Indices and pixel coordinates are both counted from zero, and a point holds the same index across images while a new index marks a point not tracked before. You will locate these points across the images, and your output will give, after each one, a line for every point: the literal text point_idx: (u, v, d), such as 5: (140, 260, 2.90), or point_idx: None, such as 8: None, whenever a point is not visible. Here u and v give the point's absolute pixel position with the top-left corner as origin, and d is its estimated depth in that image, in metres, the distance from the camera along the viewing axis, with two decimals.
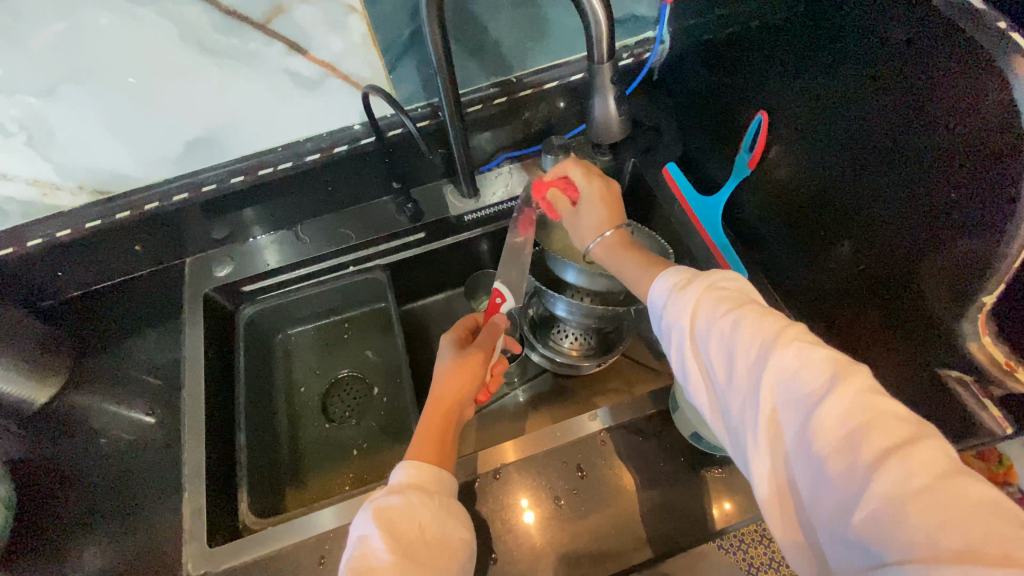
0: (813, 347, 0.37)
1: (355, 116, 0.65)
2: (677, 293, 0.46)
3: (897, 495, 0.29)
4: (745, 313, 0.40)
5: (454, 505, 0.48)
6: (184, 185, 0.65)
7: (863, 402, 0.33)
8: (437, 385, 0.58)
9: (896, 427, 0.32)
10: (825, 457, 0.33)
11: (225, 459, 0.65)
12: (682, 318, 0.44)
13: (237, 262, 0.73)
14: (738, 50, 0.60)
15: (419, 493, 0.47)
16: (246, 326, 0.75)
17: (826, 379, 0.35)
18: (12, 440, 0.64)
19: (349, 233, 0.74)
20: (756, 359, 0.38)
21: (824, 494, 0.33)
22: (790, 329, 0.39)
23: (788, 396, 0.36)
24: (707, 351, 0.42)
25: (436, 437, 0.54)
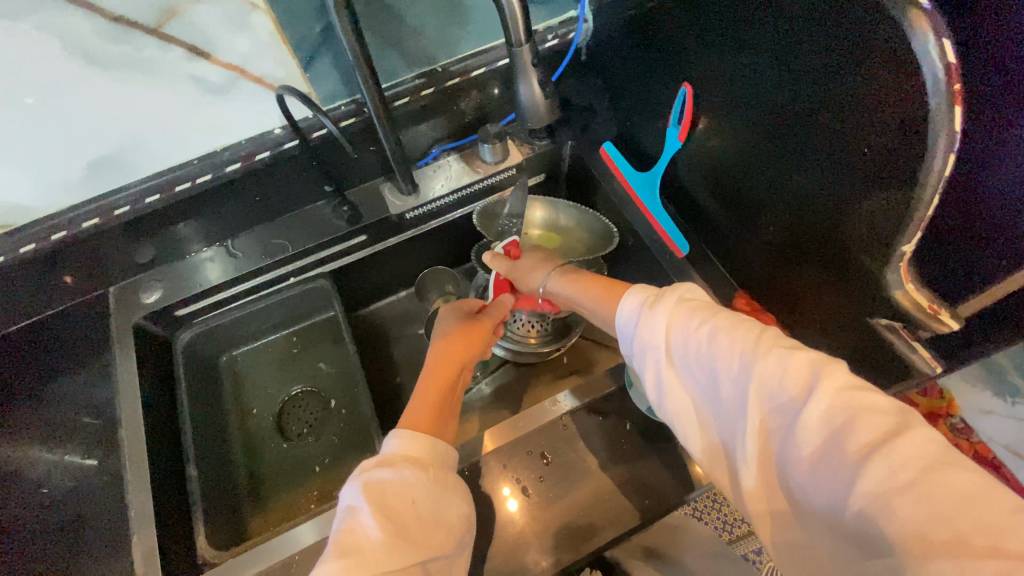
0: (790, 351, 0.37)
1: (275, 120, 0.61)
2: (647, 311, 0.45)
3: (886, 491, 0.30)
4: (719, 323, 0.41)
5: (450, 483, 0.49)
6: (93, 210, 0.59)
7: (845, 400, 0.34)
8: (431, 367, 0.60)
9: (876, 424, 0.33)
10: (816, 462, 0.34)
11: (176, 493, 0.61)
12: (653, 339, 0.43)
13: (168, 285, 0.69)
14: (659, 23, 0.60)
15: (416, 469, 0.47)
16: (185, 352, 0.71)
17: (806, 383, 0.35)
18: None
19: (285, 243, 0.70)
20: (739, 372, 0.38)
21: (818, 494, 0.33)
22: (766, 336, 0.39)
23: (772, 403, 0.37)
24: (687, 369, 0.42)
25: (437, 404, 0.56)
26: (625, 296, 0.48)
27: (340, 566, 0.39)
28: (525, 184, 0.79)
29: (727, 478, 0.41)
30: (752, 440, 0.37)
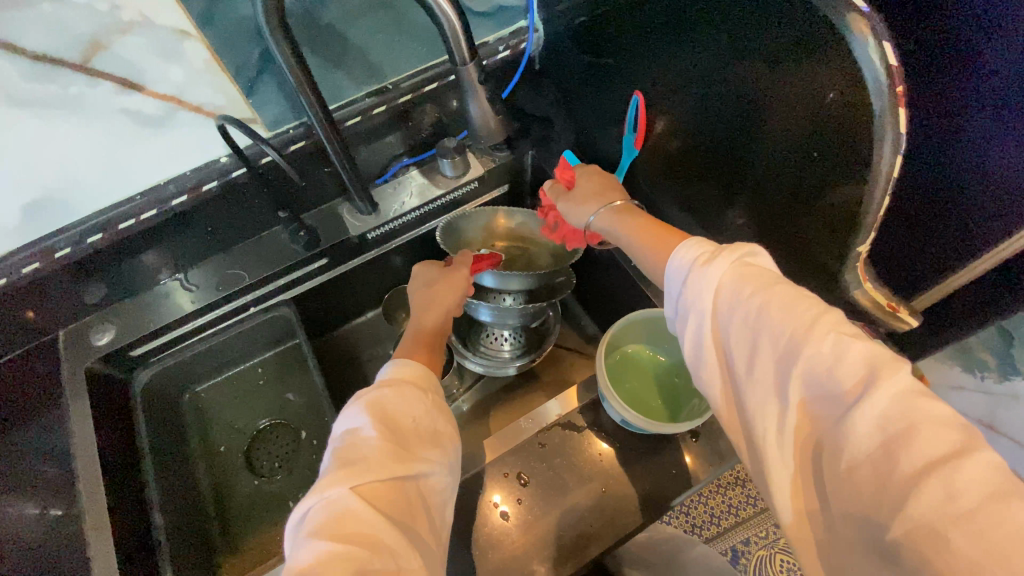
0: (851, 340, 0.33)
1: (219, 148, 0.60)
2: (697, 272, 0.41)
3: (937, 518, 0.27)
4: (775, 295, 0.37)
5: (445, 409, 0.49)
6: (31, 254, 0.56)
7: (906, 406, 0.30)
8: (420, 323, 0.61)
9: (941, 439, 0.29)
10: (864, 463, 0.31)
11: (144, 542, 0.59)
12: (700, 298, 0.40)
13: (119, 324, 0.65)
14: (606, 29, 0.59)
15: (414, 390, 0.47)
16: (144, 393, 0.68)
17: (865, 377, 0.32)
18: None
19: (241, 273, 0.68)
20: (787, 352, 0.35)
21: (856, 498, 0.31)
22: (823, 318, 0.35)
23: (820, 393, 0.33)
24: (729, 340, 0.38)
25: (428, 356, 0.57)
26: (679, 250, 0.44)
27: (341, 473, 0.40)
28: (487, 197, 0.79)
29: (750, 461, 0.39)
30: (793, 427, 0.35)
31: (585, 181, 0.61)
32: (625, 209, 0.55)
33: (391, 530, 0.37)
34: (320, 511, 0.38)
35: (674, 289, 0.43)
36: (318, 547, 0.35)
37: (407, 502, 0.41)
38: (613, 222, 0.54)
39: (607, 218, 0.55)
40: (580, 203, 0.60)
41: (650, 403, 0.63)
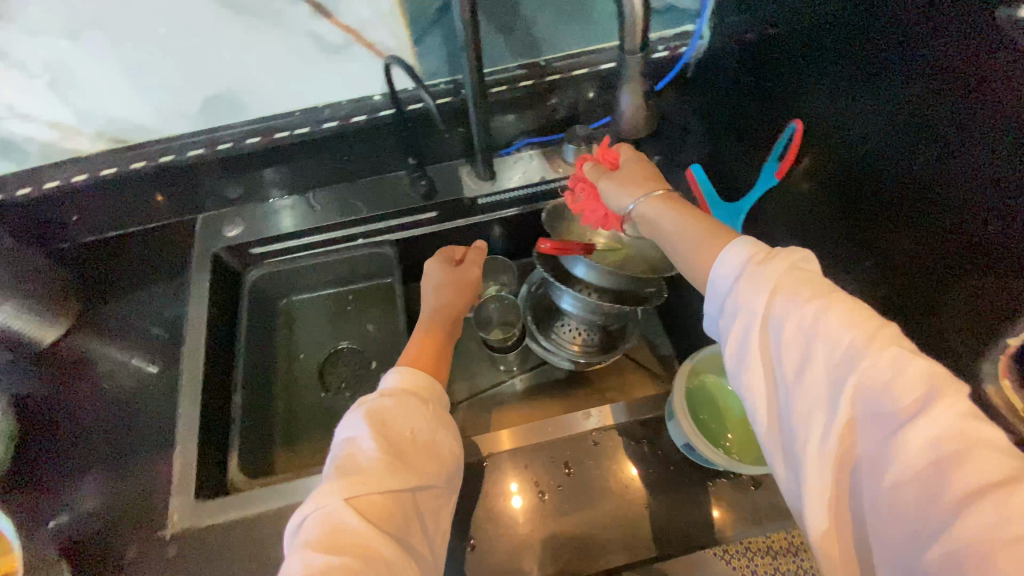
0: (912, 354, 0.30)
1: (376, 87, 0.64)
2: (751, 268, 0.37)
3: (984, 544, 0.25)
4: (835, 303, 0.33)
5: (445, 420, 0.53)
6: (200, 141, 0.65)
7: (964, 427, 0.28)
8: (420, 324, 0.64)
9: (997, 464, 0.27)
10: (913, 484, 0.28)
11: (221, 414, 0.66)
12: (751, 300, 0.36)
13: (247, 223, 0.73)
14: (773, 50, 0.57)
15: (415, 400, 0.52)
16: (252, 289, 0.75)
17: (923, 396, 0.29)
18: (24, 373, 0.67)
19: (360, 205, 0.73)
20: (839, 363, 0.32)
21: (898, 521, 0.29)
22: (883, 328, 0.32)
23: (872, 408, 0.31)
24: (776, 346, 0.35)
25: (432, 364, 0.60)
26: (733, 244, 0.39)
27: (338, 484, 0.42)
28: None
29: (781, 477, 0.36)
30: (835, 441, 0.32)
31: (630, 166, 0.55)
32: (668, 197, 0.49)
33: (384, 539, 0.40)
34: (317, 519, 0.40)
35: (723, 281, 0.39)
36: (312, 559, 0.37)
37: (402, 512, 0.43)
38: (659, 211, 0.49)
39: (647, 207, 0.50)
40: (621, 186, 0.54)
41: (720, 440, 0.60)
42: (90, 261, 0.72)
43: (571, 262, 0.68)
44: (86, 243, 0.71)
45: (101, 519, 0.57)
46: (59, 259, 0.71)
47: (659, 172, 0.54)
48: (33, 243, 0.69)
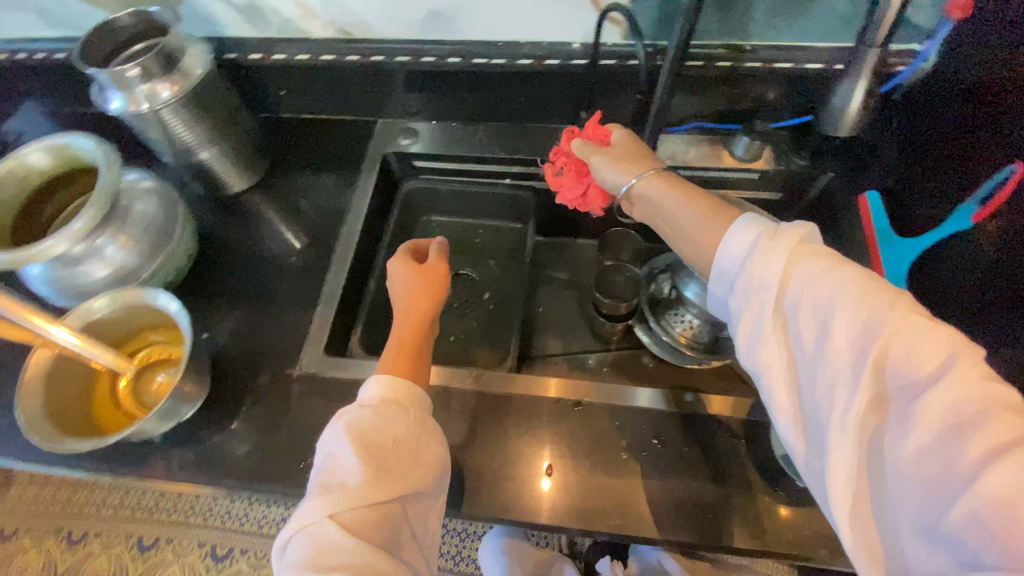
0: (929, 324, 0.33)
1: (580, 35, 0.65)
2: (764, 243, 0.39)
3: (1007, 497, 0.27)
4: (855, 279, 0.35)
5: (428, 421, 0.51)
6: (409, 49, 0.70)
7: (982, 389, 0.30)
8: (407, 300, 0.60)
9: (1017, 423, 0.29)
10: (937, 448, 0.30)
11: (355, 294, 0.74)
12: (768, 275, 0.38)
13: (419, 138, 0.80)
14: (1002, 99, 0.51)
15: (398, 407, 0.49)
16: (404, 197, 0.84)
17: (943, 364, 0.31)
18: (213, 210, 0.78)
19: (519, 149, 0.77)
20: (861, 335, 0.34)
21: (917, 481, 0.31)
22: (900, 300, 0.34)
23: (895, 379, 0.33)
24: (797, 319, 0.37)
25: (419, 356, 0.56)
26: (739, 219, 0.42)
27: (322, 503, 0.42)
28: (758, 194, 0.76)
29: (803, 449, 0.37)
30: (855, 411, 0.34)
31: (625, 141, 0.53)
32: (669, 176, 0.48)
33: (375, 556, 0.40)
34: (309, 537, 0.41)
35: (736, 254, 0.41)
36: None
37: (390, 525, 0.44)
38: (653, 188, 0.48)
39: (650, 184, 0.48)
40: (618, 161, 0.52)
41: None
42: (283, 133, 0.83)
43: None
44: (290, 117, 0.83)
45: (246, 347, 0.67)
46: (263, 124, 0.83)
47: (650, 152, 0.53)
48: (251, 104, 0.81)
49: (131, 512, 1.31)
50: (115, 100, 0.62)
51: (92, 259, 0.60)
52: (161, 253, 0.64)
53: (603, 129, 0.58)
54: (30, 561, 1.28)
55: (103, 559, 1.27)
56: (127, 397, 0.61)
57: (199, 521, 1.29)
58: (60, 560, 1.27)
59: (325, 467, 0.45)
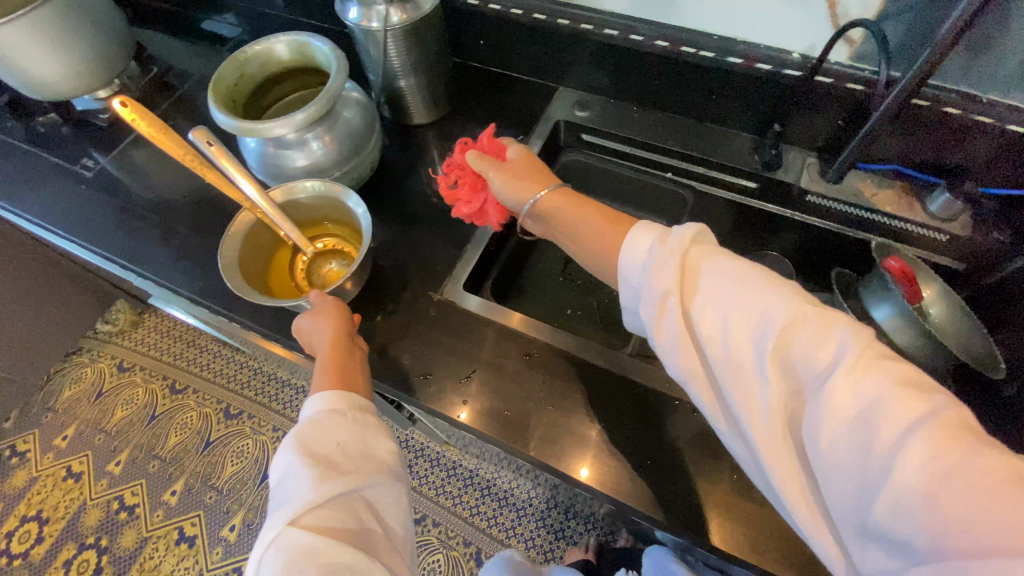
0: (804, 308, 0.37)
1: (802, 45, 0.63)
2: (657, 251, 0.44)
3: (923, 479, 0.30)
4: (743, 275, 0.40)
5: (370, 417, 0.54)
6: (620, 24, 0.71)
7: (868, 368, 0.33)
8: (332, 327, 0.60)
9: (916, 399, 0.32)
10: (853, 439, 0.33)
11: (496, 244, 0.78)
12: (661, 284, 0.43)
13: (596, 112, 0.81)
14: None
15: (335, 412, 0.52)
16: (562, 166, 0.85)
17: (836, 352, 0.35)
18: (392, 135, 0.85)
19: (695, 145, 0.76)
20: (759, 334, 0.38)
21: (842, 476, 0.33)
22: (782, 286, 0.39)
23: (800, 373, 0.36)
24: (702, 324, 0.41)
25: (353, 367, 0.58)
26: (639, 233, 0.47)
27: (283, 515, 0.44)
28: (932, 258, 0.69)
29: (744, 451, 0.40)
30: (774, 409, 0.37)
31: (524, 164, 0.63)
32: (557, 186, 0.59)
33: (347, 549, 0.43)
34: (280, 552, 0.42)
35: (640, 265, 0.46)
36: None
37: (356, 521, 0.46)
38: (551, 203, 0.58)
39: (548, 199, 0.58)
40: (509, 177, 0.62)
41: None
42: (468, 81, 0.88)
43: (875, 302, 0.62)
44: (481, 67, 0.88)
45: (398, 265, 0.75)
46: (457, 70, 0.89)
47: (544, 169, 0.62)
48: (455, 49, 0.87)
49: (225, 381, 1.47)
50: (354, 11, 0.68)
51: (297, 148, 0.67)
52: (350, 160, 0.70)
53: (497, 142, 0.69)
54: (137, 395, 1.47)
55: (194, 413, 1.43)
56: (302, 276, 0.68)
57: (277, 408, 1.42)
58: (161, 402, 1.45)
59: (282, 483, 0.47)
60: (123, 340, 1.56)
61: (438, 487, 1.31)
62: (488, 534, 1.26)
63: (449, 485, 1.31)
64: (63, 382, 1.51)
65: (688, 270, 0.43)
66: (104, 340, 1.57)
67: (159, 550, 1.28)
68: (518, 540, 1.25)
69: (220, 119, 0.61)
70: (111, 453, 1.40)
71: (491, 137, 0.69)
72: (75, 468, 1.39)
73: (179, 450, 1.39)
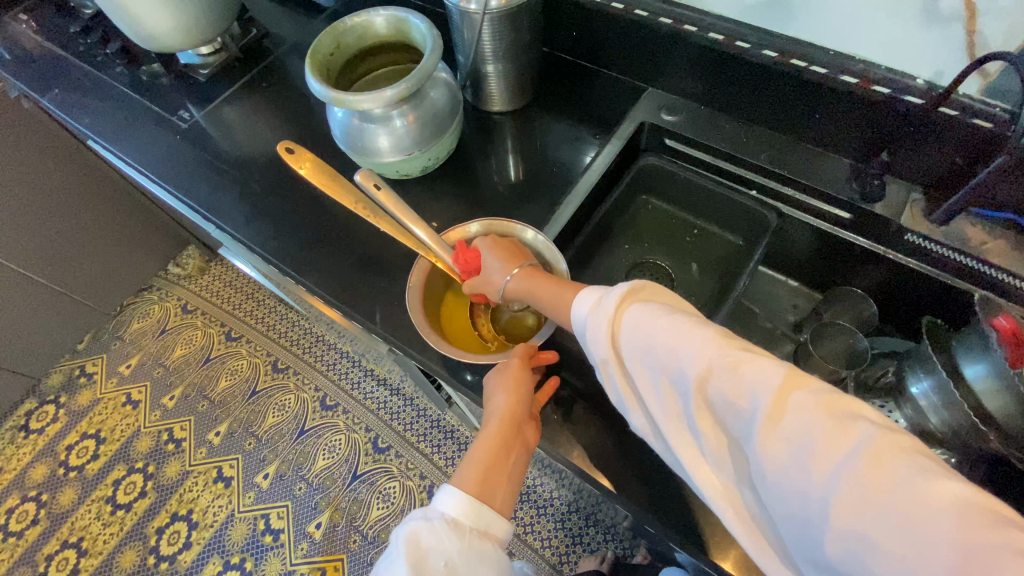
0: (717, 351, 0.42)
1: (929, 70, 0.58)
2: (589, 307, 0.50)
3: (852, 513, 0.34)
4: (660, 324, 0.45)
5: (488, 557, 0.51)
6: (727, 28, 0.68)
7: (781, 409, 0.38)
8: (501, 421, 0.58)
9: (830, 432, 0.36)
10: (780, 477, 0.38)
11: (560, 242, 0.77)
12: (598, 338, 0.48)
13: (683, 119, 0.78)
14: None
15: (455, 536, 0.50)
16: (640, 169, 0.80)
17: (750, 396, 0.39)
18: (471, 121, 0.85)
19: (787, 165, 0.72)
20: (684, 382, 0.43)
21: (783, 512, 0.38)
22: (698, 329, 0.44)
23: (726, 418, 0.41)
24: (642, 377, 0.46)
25: (500, 468, 0.57)
26: (578, 299, 0.52)
27: None
28: None
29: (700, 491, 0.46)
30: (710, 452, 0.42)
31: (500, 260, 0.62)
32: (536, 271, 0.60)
33: None
34: None
35: (579, 319, 0.51)
36: None
37: None
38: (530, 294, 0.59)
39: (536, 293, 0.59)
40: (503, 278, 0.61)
41: None
42: (555, 72, 0.87)
43: (970, 358, 0.57)
44: (569, 61, 0.87)
45: None
46: (545, 61, 0.88)
47: (516, 249, 0.63)
48: (545, 39, 0.86)
49: (276, 336, 1.53)
50: None
51: (383, 125, 0.68)
52: (431, 142, 0.71)
53: (466, 251, 0.64)
54: (196, 337, 1.56)
55: (244, 362, 1.50)
56: (482, 326, 0.70)
57: (320, 369, 1.47)
58: (216, 347, 1.54)
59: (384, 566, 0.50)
60: (189, 284, 1.65)
61: None
62: None
63: None
64: (132, 315, 1.62)
65: (614, 322, 0.48)
66: (173, 281, 1.66)
67: (198, 484, 1.36)
68: (533, 537, 1.25)
69: (315, 88, 0.61)
70: (166, 388, 1.49)
71: (456, 248, 0.64)
72: (134, 396, 1.49)
73: (227, 395, 1.46)
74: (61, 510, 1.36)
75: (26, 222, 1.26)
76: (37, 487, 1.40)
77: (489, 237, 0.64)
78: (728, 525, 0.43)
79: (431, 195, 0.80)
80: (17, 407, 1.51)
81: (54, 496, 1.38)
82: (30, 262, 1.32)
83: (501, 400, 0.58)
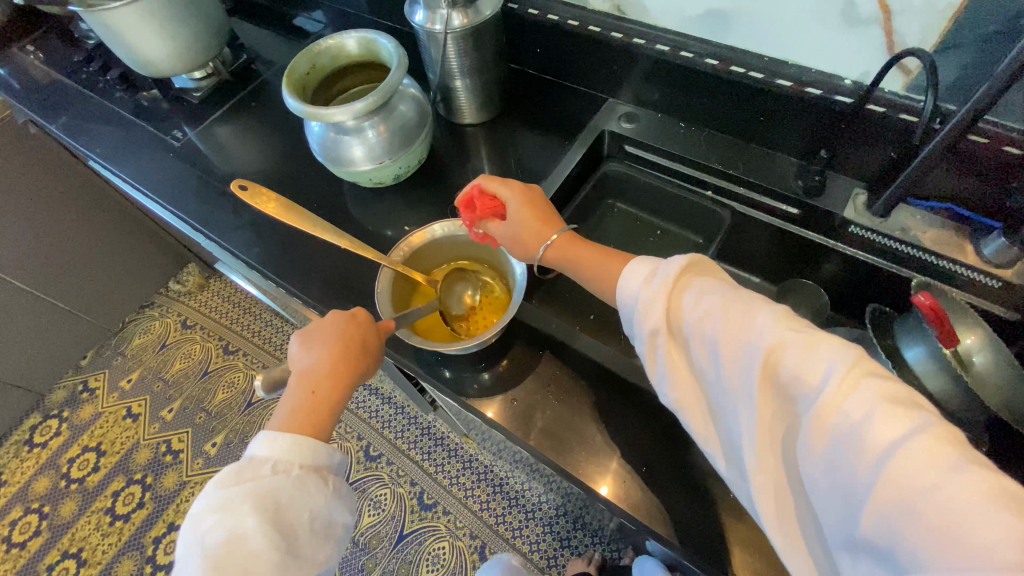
0: (787, 330, 0.41)
1: (855, 71, 0.62)
2: (645, 286, 0.50)
3: (902, 489, 0.33)
4: (726, 304, 0.45)
5: (287, 492, 0.50)
6: (672, 41, 0.73)
7: (850, 383, 0.37)
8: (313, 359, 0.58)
9: (896, 410, 0.35)
10: (830, 450, 0.37)
11: None
12: (653, 315, 0.48)
13: (641, 125, 0.82)
14: None
15: (243, 487, 0.49)
16: (601, 176, 0.86)
17: (819, 370, 0.39)
18: (445, 133, 0.91)
19: (737, 165, 0.76)
20: (744, 357, 0.42)
21: (826, 486, 0.38)
22: (770, 310, 0.43)
23: (787, 392, 0.40)
24: (697, 353, 0.46)
25: (319, 402, 0.56)
26: (630, 272, 0.52)
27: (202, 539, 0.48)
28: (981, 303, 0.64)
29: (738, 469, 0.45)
30: (757, 425, 0.42)
31: (518, 219, 0.64)
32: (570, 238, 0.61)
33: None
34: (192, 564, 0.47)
35: (630, 298, 0.51)
36: None
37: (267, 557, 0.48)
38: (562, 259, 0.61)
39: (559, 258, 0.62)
40: (518, 233, 0.64)
41: None
42: (523, 86, 0.92)
43: (909, 340, 0.60)
44: (535, 75, 0.92)
45: None
46: (513, 76, 0.93)
47: (540, 209, 0.64)
48: (512, 56, 0.92)
49: (272, 348, 1.58)
50: (420, 14, 0.74)
51: (355, 136, 0.73)
52: (401, 151, 0.76)
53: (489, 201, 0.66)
54: (195, 351, 1.61)
55: (241, 374, 1.55)
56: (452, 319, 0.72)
57: None
58: (214, 360, 1.58)
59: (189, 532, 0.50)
60: (188, 299, 1.71)
61: (452, 477, 1.34)
62: (493, 530, 1.28)
63: (462, 476, 1.34)
64: (133, 330, 1.67)
65: (674, 301, 0.48)
66: (173, 298, 1.71)
67: (195, 494, 1.39)
68: (522, 541, 1.26)
69: (290, 103, 0.67)
70: (165, 400, 1.54)
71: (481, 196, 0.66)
72: (134, 410, 1.53)
73: (223, 406, 1.50)
74: (62, 521, 1.40)
75: (31, 242, 1.32)
76: (38, 500, 1.43)
77: (516, 188, 0.65)
78: (760, 501, 0.42)
79: (407, 202, 0.85)
80: (21, 422, 1.55)
81: (56, 508, 1.42)
82: (35, 281, 1.38)
83: (307, 354, 0.59)
